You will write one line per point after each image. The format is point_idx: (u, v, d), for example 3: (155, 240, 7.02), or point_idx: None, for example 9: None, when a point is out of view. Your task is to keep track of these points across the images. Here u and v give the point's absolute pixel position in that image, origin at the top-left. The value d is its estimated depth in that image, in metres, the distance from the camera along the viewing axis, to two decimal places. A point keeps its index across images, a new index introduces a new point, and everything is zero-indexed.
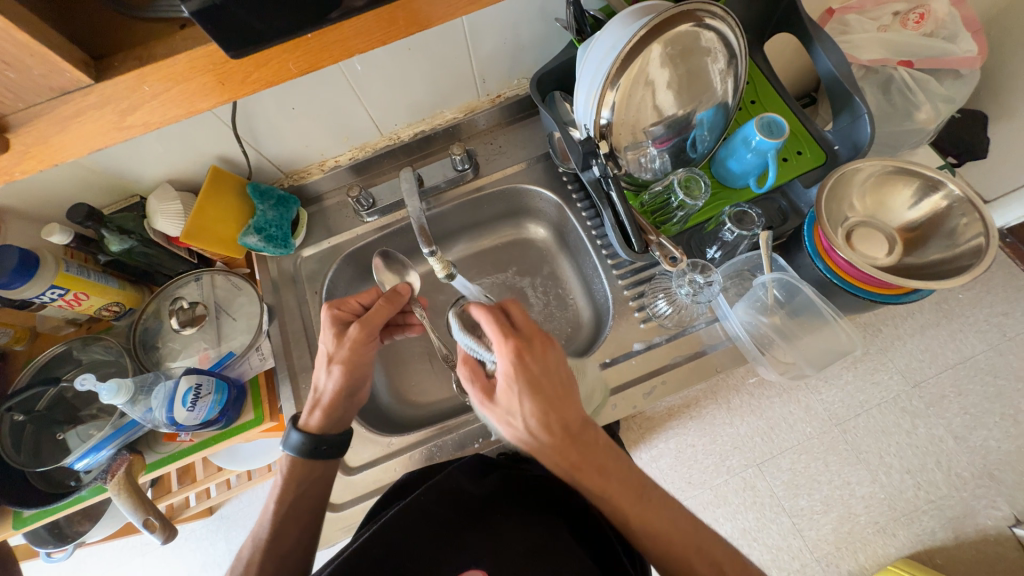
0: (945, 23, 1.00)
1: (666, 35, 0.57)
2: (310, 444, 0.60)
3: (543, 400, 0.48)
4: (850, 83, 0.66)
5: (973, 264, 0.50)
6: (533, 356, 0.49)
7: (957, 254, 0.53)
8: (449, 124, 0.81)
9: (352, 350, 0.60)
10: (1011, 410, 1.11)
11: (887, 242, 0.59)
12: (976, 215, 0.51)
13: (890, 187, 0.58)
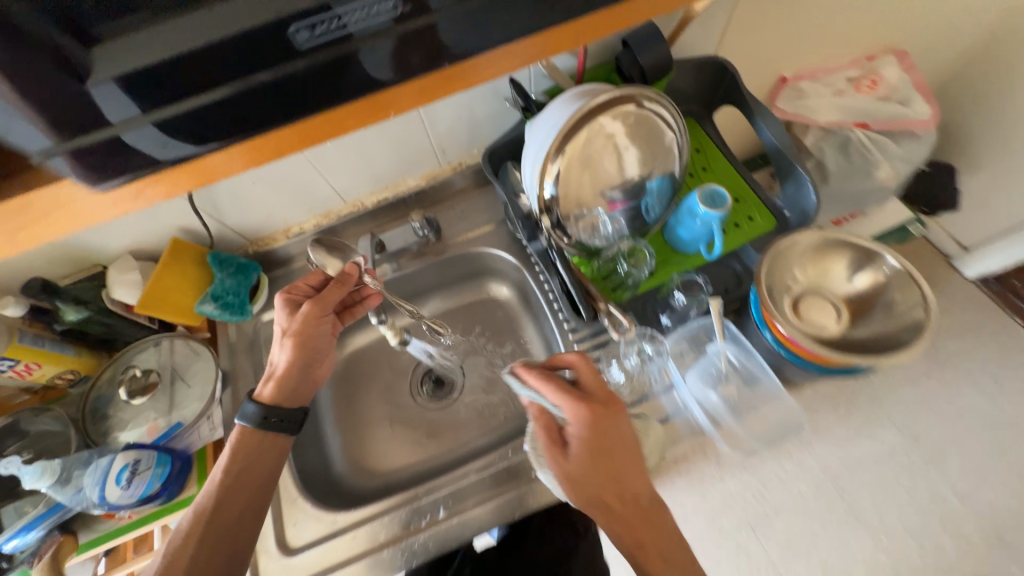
0: (897, 88, 1.05)
1: (603, 115, 0.60)
2: (262, 413, 0.64)
3: (599, 462, 0.56)
4: (789, 154, 0.69)
5: (909, 339, 0.51)
6: (591, 420, 0.56)
7: (897, 330, 0.53)
8: (412, 191, 0.84)
9: (301, 326, 0.68)
10: None
11: (834, 310, 0.58)
12: (914, 288, 0.52)
13: (831, 258, 0.58)
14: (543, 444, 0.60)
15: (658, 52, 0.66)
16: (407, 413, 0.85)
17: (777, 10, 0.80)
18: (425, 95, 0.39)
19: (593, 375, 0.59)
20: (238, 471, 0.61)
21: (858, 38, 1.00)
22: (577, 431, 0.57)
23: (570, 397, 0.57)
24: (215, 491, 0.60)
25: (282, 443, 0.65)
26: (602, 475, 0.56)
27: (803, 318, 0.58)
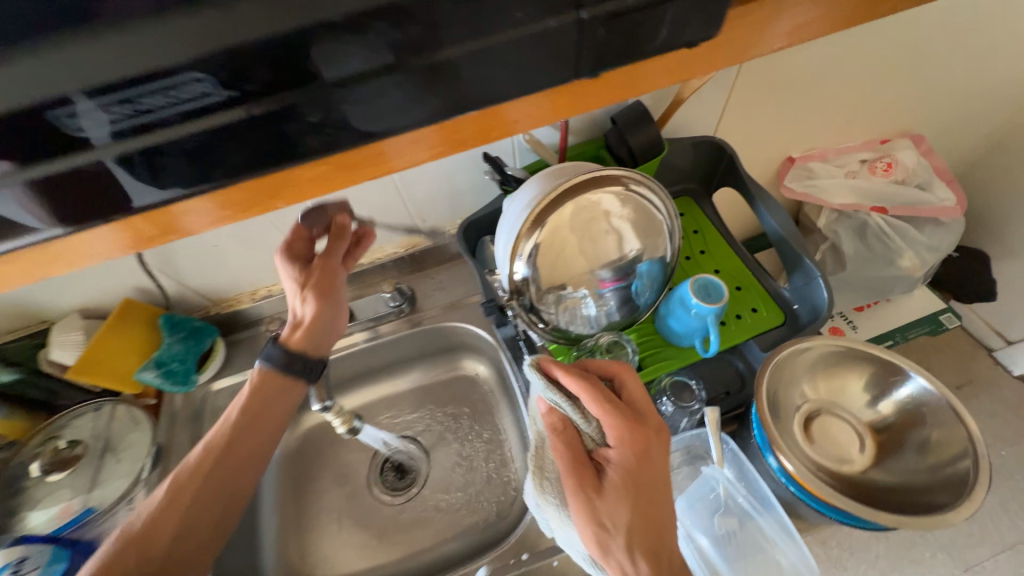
0: (915, 171, 0.99)
1: (584, 194, 0.56)
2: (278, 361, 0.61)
3: (639, 498, 0.44)
4: (795, 243, 0.62)
5: (953, 489, 0.44)
6: (640, 445, 0.46)
7: (935, 472, 0.47)
8: (390, 258, 0.79)
9: (320, 277, 0.62)
10: None
11: (856, 436, 0.54)
12: (954, 424, 0.48)
13: (849, 375, 0.55)
14: (564, 471, 0.46)
15: (646, 132, 0.62)
16: (361, 506, 0.74)
17: (779, 92, 0.77)
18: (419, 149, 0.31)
19: (638, 390, 0.50)
20: (246, 422, 0.59)
21: (870, 121, 0.96)
22: (621, 457, 0.45)
23: (618, 413, 0.46)
24: (224, 431, 0.58)
25: (293, 389, 0.62)
26: (641, 516, 0.44)
27: (818, 440, 0.54)
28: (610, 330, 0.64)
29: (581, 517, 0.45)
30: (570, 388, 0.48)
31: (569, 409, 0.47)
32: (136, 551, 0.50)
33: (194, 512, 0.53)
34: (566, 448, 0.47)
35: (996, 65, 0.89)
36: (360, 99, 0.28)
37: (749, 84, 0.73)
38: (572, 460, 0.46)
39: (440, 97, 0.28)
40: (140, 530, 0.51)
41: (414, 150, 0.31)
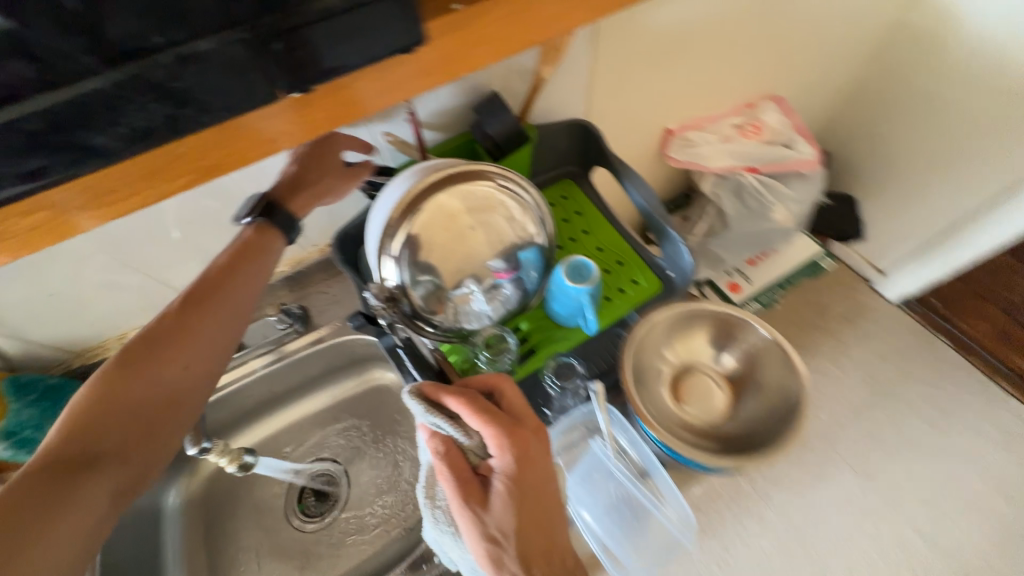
0: (780, 131, 1.08)
1: (448, 192, 0.56)
2: (272, 221, 0.56)
3: (525, 501, 0.47)
4: (658, 214, 0.66)
5: (789, 420, 0.55)
6: (519, 449, 0.47)
7: (775, 405, 0.58)
8: (274, 279, 0.75)
9: (313, 159, 0.56)
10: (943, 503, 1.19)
11: (715, 388, 0.65)
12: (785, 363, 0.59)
13: (701, 337, 0.65)
14: (451, 491, 0.47)
15: (505, 123, 0.63)
16: (279, 541, 0.71)
17: (641, 69, 0.81)
18: (288, 120, 0.32)
19: (516, 394, 0.51)
20: (245, 260, 0.55)
21: (734, 89, 1.02)
22: (502, 465, 0.47)
23: (501, 423, 0.47)
24: (214, 273, 0.54)
25: (277, 246, 0.57)
26: (523, 518, 0.47)
27: (685, 400, 0.64)
28: (498, 324, 0.63)
29: (472, 531, 0.47)
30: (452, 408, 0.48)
31: (450, 430, 0.48)
32: (141, 374, 0.49)
33: (195, 347, 0.51)
34: (453, 468, 0.48)
35: (830, 27, 0.98)
36: (200, 78, 0.26)
37: (608, 65, 0.75)
38: (459, 479, 0.48)
39: (247, 88, 0.28)
40: (142, 353, 0.49)
41: (291, 121, 0.32)
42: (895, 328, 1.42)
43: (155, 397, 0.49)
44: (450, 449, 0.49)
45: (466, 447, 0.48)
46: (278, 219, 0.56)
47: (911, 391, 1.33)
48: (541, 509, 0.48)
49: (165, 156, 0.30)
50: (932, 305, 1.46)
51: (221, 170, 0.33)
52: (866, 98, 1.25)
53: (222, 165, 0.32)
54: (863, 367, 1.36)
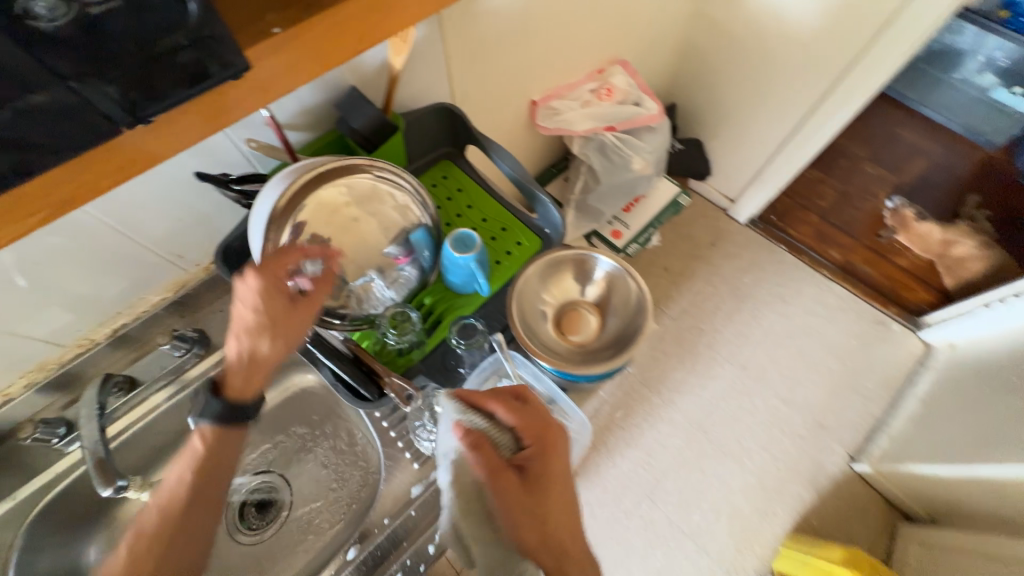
0: (629, 91, 1.23)
1: (325, 191, 0.59)
2: (208, 415, 0.53)
3: (553, 483, 0.55)
4: (525, 180, 0.75)
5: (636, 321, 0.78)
6: (548, 439, 0.56)
7: (626, 315, 0.81)
8: (159, 307, 0.72)
9: (260, 315, 0.52)
10: (795, 372, 1.53)
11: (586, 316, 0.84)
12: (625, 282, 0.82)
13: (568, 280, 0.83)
14: (484, 480, 0.52)
15: (370, 115, 0.66)
16: (227, 561, 0.71)
17: (493, 49, 0.87)
18: (170, 130, 0.33)
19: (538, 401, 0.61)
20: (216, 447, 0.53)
21: (583, 58, 1.14)
22: (534, 454, 0.55)
23: (533, 418, 0.57)
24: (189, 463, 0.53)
25: (233, 434, 0.54)
26: (552, 501, 0.53)
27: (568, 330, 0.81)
28: (400, 304, 0.68)
29: (509, 517, 0.51)
30: (488, 406, 0.57)
31: (483, 425, 0.55)
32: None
33: (170, 545, 0.50)
34: (488, 457, 0.52)
35: None
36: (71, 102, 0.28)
37: (461, 48, 0.80)
38: (495, 466, 0.52)
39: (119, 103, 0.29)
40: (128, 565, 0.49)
41: (176, 131, 0.34)
42: (747, 244, 1.73)
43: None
44: (484, 444, 0.53)
45: (496, 440, 0.55)
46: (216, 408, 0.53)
47: (764, 291, 1.66)
48: (563, 494, 0.55)
49: (50, 180, 0.30)
50: (771, 220, 1.80)
51: (75, 206, 0.33)
52: (696, 53, 1.50)
53: (77, 203, 0.33)
54: (729, 282, 1.67)
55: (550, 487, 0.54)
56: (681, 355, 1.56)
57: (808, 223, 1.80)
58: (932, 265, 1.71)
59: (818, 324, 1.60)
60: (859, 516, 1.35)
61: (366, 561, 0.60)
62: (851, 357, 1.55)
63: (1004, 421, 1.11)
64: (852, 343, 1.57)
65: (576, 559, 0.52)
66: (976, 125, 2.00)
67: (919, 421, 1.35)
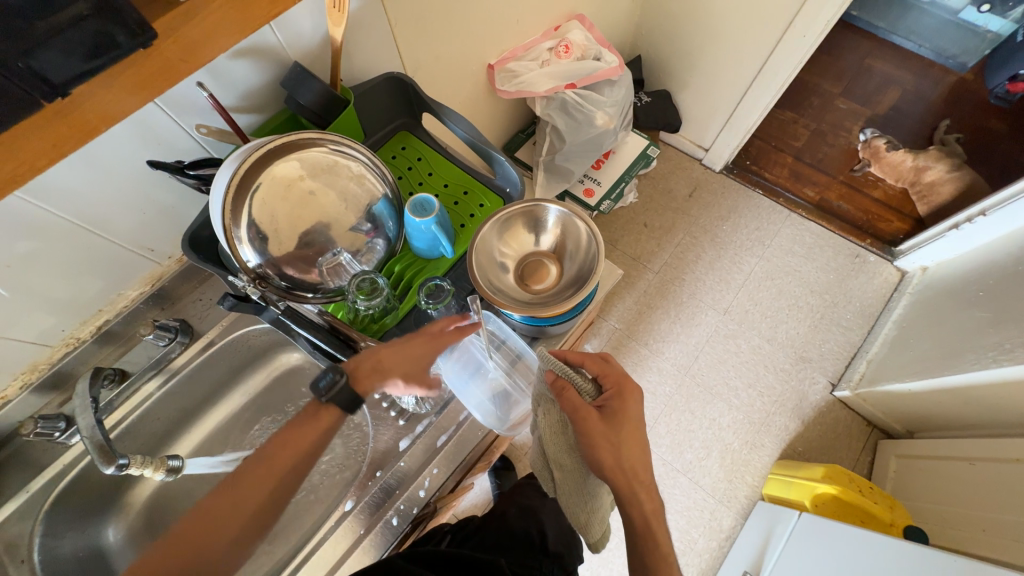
0: (587, 46, 1.21)
1: (278, 168, 0.61)
2: (336, 400, 0.57)
3: (630, 424, 0.62)
4: (480, 142, 0.76)
5: (594, 266, 0.68)
6: (630, 389, 0.63)
7: (584, 261, 0.71)
8: (138, 301, 0.74)
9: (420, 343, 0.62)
10: (776, 310, 1.58)
11: (544, 266, 0.75)
12: (580, 222, 0.70)
13: (519, 231, 0.74)
14: (567, 418, 0.62)
15: (317, 91, 0.67)
16: None
17: (439, 14, 0.87)
18: (111, 95, 0.36)
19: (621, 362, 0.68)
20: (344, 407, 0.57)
21: (536, 15, 1.12)
22: (615, 400, 0.63)
23: (615, 372, 0.65)
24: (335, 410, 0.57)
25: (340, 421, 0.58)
26: (628, 437, 0.61)
27: (527, 285, 0.74)
28: (365, 271, 0.67)
29: (588, 444, 0.60)
30: (578, 361, 0.67)
31: (572, 373, 0.64)
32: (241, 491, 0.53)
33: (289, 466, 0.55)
34: (572, 399, 0.62)
35: None
36: None
37: (405, 15, 0.80)
38: (578, 405, 0.61)
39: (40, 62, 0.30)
40: (258, 467, 0.54)
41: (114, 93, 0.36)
42: (723, 192, 1.75)
43: (227, 538, 0.52)
44: (571, 390, 0.63)
45: (582, 387, 0.64)
46: (342, 397, 0.57)
47: (743, 237, 1.68)
48: (637, 435, 0.62)
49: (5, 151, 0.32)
50: (746, 165, 1.81)
51: (6, 189, 0.33)
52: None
53: (13, 184, 0.33)
54: (708, 230, 1.69)
55: (624, 426, 0.61)
56: (665, 306, 1.60)
57: (782, 165, 1.81)
58: (905, 194, 1.74)
59: (796, 263, 1.64)
60: (843, 439, 1.42)
61: (365, 508, 0.65)
62: (829, 291, 1.59)
63: (969, 335, 1.16)
64: (830, 278, 1.61)
65: (640, 480, 0.60)
66: (947, 48, 1.97)
67: (895, 345, 1.40)
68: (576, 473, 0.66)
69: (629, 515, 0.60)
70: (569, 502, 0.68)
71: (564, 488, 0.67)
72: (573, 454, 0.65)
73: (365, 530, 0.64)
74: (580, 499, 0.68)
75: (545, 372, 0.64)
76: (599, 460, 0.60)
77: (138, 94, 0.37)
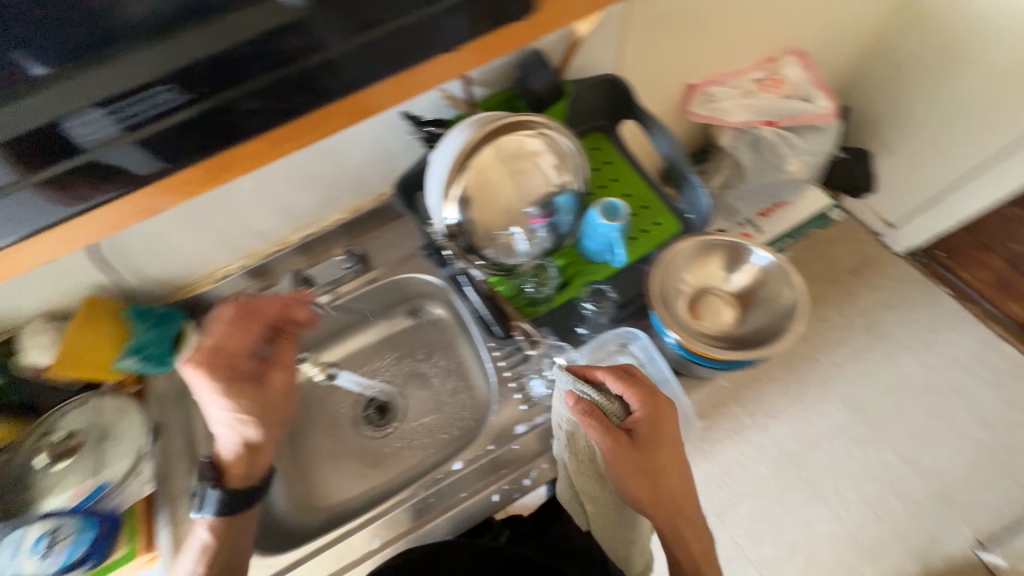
0: (798, 85, 1.13)
1: (497, 142, 0.64)
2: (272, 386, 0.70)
3: (659, 443, 0.62)
4: (681, 161, 0.72)
5: (786, 324, 0.59)
6: (653, 406, 0.62)
7: (775, 316, 0.62)
8: (337, 224, 0.85)
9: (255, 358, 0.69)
10: (932, 433, 1.33)
11: (725, 307, 0.68)
12: (783, 279, 0.62)
13: (712, 261, 0.68)
14: (600, 446, 0.60)
15: (548, 78, 0.70)
16: (354, 445, 0.85)
17: (664, 23, 0.87)
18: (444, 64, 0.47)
19: (641, 373, 0.66)
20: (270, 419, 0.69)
21: (756, 44, 1.06)
22: (642, 418, 0.62)
23: (636, 390, 0.62)
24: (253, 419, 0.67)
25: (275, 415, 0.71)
26: (660, 457, 0.62)
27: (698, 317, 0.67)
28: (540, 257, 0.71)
29: (623, 473, 0.60)
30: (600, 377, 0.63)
31: (596, 396, 0.61)
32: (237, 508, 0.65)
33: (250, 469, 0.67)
34: (601, 424, 0.59)
35: None
36: None
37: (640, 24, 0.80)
38: (609, 431, 0.60)
39: None
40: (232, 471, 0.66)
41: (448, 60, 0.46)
42: (897, 278, 1.51)
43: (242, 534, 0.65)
44: (598, 412, 0.61)
45: (606, 407, 0.61)
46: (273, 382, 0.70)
47: (908, 335, 1.44)
48: (669, 458, 0.63)
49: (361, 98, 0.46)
50: (936, 255, 1.53)
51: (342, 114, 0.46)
52: (894, 49, 1.30)
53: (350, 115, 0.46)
54: (866, 315, 1.47)
55: (655, 452, 0.62)
56: (785, 379, 1.41)
57: (985, 268, 1.51)
58: None
59: (969, 385, 1.37)
60: None
61: (472, 473, 0.69)
62: (1006, 432, 1.31)
63: None
64: (1012, 417, 1.33)
65: (679, 505, 0.64)
66: None
67: None
68: (608, 501, 0.65)
69: (668, 539, 0.64)
70: (605, 534, 0.68)
71: (598, 520, 0.66)
72: (603, 483, 0.64)
73: (469, 494, 0.67)
74: (619, 531, 0.69)
75: (568, 397, 0.60)
76: (639, 486, 0.61)
77: (399, 97, 0.48)
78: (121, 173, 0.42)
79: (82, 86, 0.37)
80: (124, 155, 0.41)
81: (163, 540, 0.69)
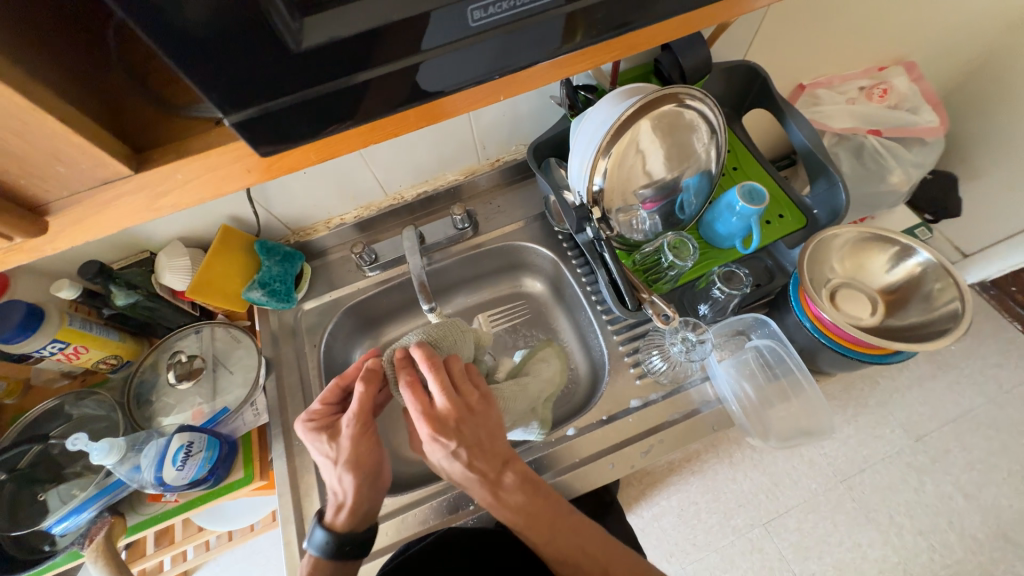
0: (907, 96, 1.10)
1: (654, 112, 0.61)
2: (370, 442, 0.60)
3: (464, 450, 0.55)
4: (821, 153, 0.70)
5: (949, 326, 0.55)
6: (430, 413, 0.56)
7: (934, 317, 0.59)
8: (450, 184, 0.87)
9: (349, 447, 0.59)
10: (1017, 465, 1.16)
11: (869, 302, 0.66)
12: (947, 280, 0.58)
13: (866, 252, 0.66)
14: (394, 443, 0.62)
15: (699, 57, 0.69)
16: None
17: (797, 16, 0.85)
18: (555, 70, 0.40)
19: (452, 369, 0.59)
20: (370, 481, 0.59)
21: (874, 49, 1.04)
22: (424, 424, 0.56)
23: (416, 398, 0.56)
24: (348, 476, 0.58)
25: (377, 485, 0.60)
26: (464, 462, 0.56)
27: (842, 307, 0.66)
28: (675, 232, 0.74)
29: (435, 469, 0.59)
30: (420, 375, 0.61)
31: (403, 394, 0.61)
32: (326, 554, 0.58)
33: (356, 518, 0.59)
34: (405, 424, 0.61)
35: None
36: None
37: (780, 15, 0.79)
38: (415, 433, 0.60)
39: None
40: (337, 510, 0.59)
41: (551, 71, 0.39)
42: None
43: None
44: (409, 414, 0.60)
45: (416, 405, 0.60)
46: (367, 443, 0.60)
47: None
48: (477, 464, 0.56)
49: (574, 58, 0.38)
50: None
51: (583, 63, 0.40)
52: None
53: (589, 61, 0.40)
54: None
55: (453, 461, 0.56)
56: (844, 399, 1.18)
57: None
58: None
59: None
60: None
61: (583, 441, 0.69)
62: None
63: None
64: None
65: (524, 499, 0.56)
66: None
67: None
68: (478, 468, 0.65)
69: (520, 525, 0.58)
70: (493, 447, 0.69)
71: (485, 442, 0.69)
72: None
73: (582, 463, 0.67)
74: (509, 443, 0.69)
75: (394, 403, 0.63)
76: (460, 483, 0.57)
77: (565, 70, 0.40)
78: (311, 127, 0.32)
79: (327, 24, 0.27)
80: (330, 102, 0.31)
81: (279, 469, 0.69)
